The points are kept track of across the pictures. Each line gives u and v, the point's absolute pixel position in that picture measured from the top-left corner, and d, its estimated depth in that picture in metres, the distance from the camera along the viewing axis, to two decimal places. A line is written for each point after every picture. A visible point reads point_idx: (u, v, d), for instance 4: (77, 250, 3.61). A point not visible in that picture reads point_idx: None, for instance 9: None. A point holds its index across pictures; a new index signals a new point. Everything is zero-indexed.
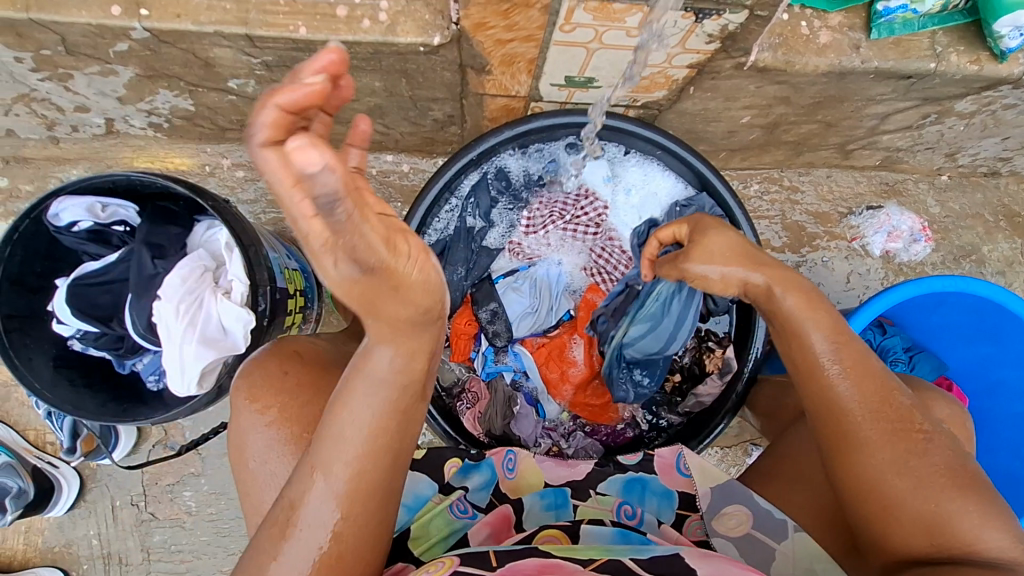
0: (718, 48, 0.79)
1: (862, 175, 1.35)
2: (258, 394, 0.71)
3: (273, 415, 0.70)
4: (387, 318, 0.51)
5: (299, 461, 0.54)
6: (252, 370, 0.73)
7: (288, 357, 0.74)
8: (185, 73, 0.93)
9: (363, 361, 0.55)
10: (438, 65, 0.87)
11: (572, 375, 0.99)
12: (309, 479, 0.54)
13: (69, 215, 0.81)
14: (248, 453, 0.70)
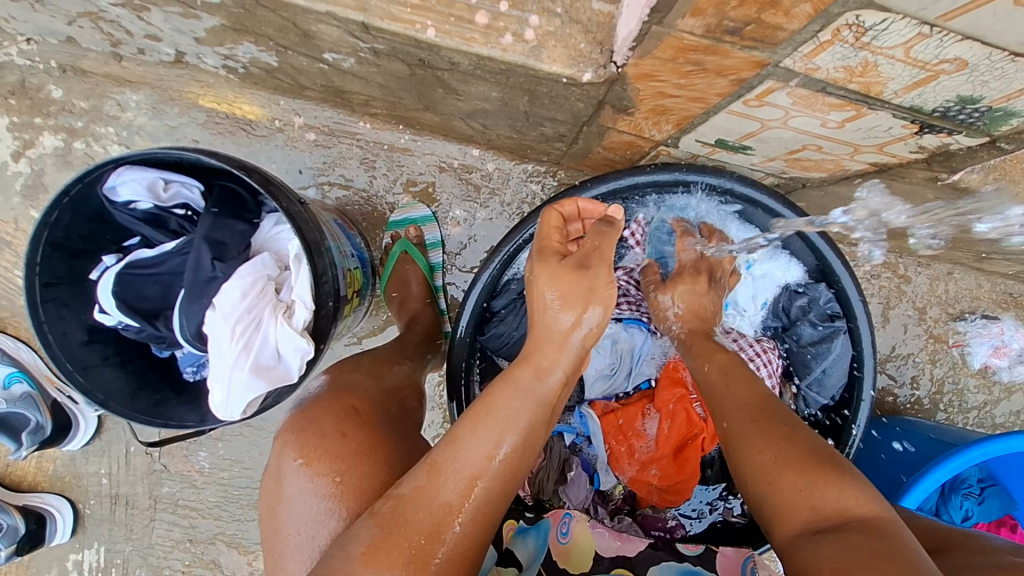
0: (922, 159, 0.65)
1: (986, 279, 1.20)
2: (312, 454, 0.61)
3: (325, 486, 0.59)
4: (517, 401, 0.59)
5: (371, 531, 0.52)
6: (310, 417, 0.64)
7: (345, 416, 0.65)
8: (278, 36, 0.79)
9: (469, 442, 0.55)
10: (574, 95, 0.73)
11: (638, 450, 0.90)
12: (374, 549, 0.51)
13: (127, 191, 0.71)
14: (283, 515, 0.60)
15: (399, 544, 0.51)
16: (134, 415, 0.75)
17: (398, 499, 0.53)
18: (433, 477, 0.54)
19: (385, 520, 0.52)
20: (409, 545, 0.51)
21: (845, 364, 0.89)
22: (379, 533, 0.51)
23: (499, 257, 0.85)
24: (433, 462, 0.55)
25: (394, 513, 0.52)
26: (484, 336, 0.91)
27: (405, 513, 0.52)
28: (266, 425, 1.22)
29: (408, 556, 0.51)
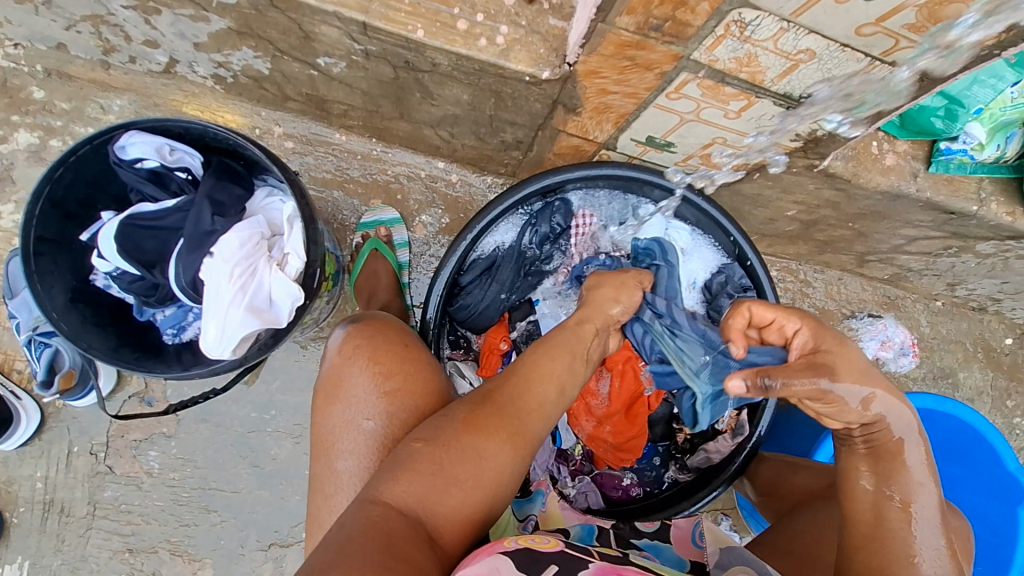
0: (800, 147, 0.85)
1: (869, 284, 1.43)
2: (381, 357, 0.76)
3: (394, 382, 0.74)
4: (561, 346, 0.77)
5: (462, 406, 0.69)
6: (373, 334, 0.79)
7: (405, 333, 0.81)
8: (279, 39, 0.92)
9: (533, 363, 0.74)
10: (534, 95, 0.89)
11: (594, 407, 1.03)
12: (468, 417, 0.68)
13: (136, 150, 0.78)
14: (354, 406, 0.73)
15: (490, 413, 0.68)
16: (120, 362, 0.79)
17: (485, 391, 0.71)
18: (506, 380, 0.72)
19: (475, 403, 0.69)
20: (497, 415, 0.68)
21: None
22: (475, 406, 0.68)
23: (463, 241, 0.95)
24: (508, 371, 0.74)
25: (482, 399, 0.70)
26: (452, 307, 1.01)
27: (485, 398, 0.70)
28: (225, 421, 1.23)
29: (499, 424, 0.68)
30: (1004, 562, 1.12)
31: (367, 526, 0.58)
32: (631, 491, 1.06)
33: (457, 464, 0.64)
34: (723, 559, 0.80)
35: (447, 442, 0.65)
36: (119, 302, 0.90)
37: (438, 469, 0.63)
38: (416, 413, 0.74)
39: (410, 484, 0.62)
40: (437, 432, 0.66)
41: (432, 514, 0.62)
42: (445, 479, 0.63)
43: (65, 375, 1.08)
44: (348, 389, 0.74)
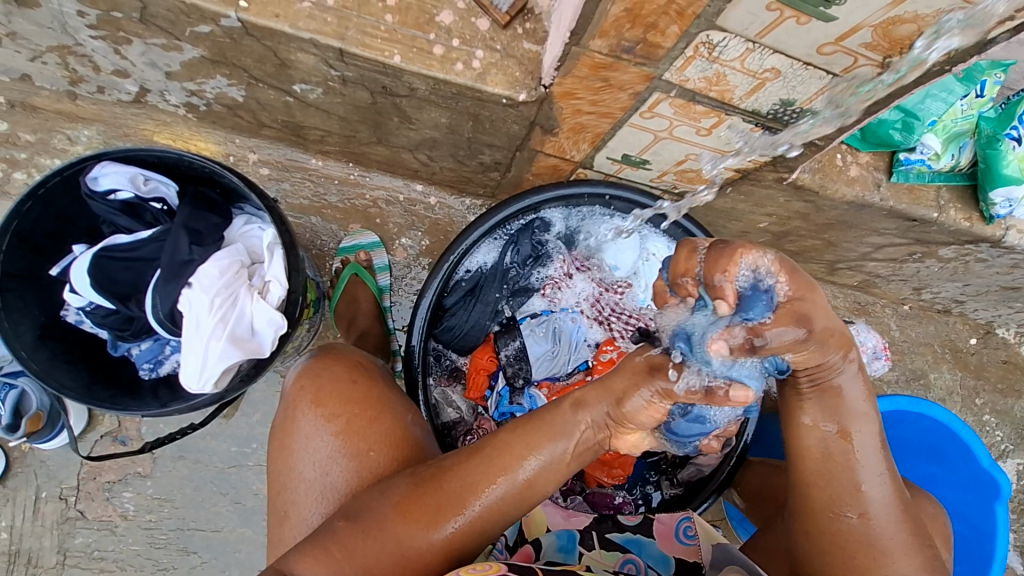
0: (769, 161, 0.88)
1: (840, 292, 1.48)
2: (326, 400, 0.71)
3: (338, 424, 0.70)
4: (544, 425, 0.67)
5: (404, 484, 0.65)
6: (321, 372, 0.74)
7: (356, 367, 0.76)
8: (254, 67, 0.92)
9: (508, 455, 0.66)
10: (510, 117, 0.91)
11: None
12: (403, 501, 0.63)
13: (109, 181, 0.77)
14: (295, 456, 0.70)
15: (426, 502, 0.63)
16: (90, 401, 0.75)
17: (437, 473, 0.66)
18: (462, 465, 0.66)
19: (418, 488, 0.65)
20: (435, 506, 0.63)
21: None
22: (414, 490, 0.64)
23: (444, 263, 0.96)
24: (475, 449, 0.68)
25: (427, 483, 0.65)
26: (438, 328, 1.01)
27: (429, 483, 0.65)
28: (203, 457, 1.17)
29: (434, 514, 0.63)
30: (980, 560, 1.15)
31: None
32: (624, 509, 1.05)
33: (371, 554, 0.61)
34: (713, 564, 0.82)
35: (369, 525, 0.62)
36: (89, 338, 0.86)
37: (349, 552, 0.61)
38: (358, 459, 0.69)
39: (316, 563, 0.60)
40: (370, 510, 0.64)
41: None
42: (356, 566, 0.60)
43: (32, 418, 1.02)
44: (295, 436, 0.71)
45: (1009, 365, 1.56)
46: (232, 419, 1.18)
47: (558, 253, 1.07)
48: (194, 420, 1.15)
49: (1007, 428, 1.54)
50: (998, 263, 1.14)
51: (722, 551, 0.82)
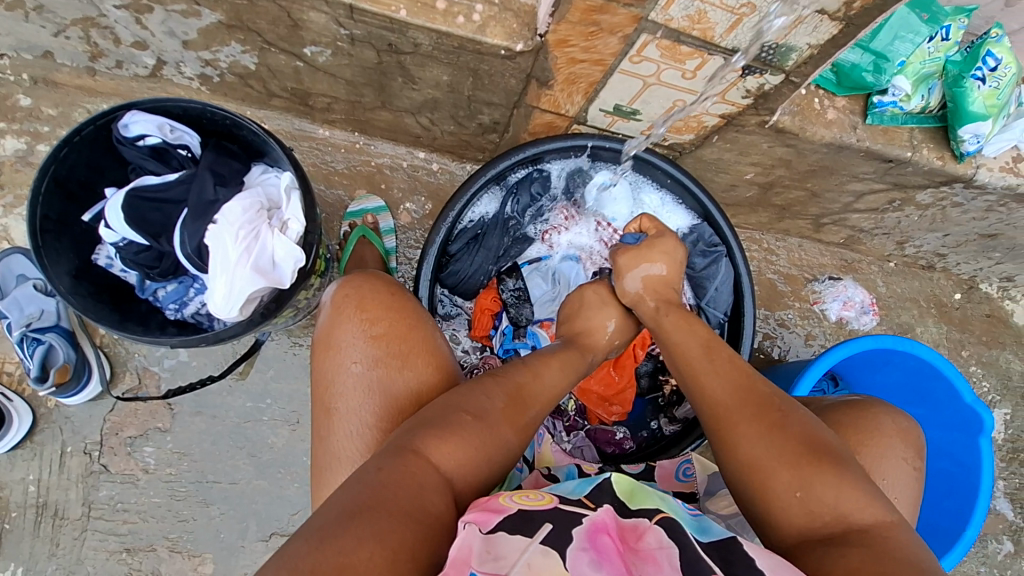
0: (751, 103, 0.94)
1: (827, 250, 1.54)
2: (369, 306, 0.78)
3: (381, 328, 0.77)
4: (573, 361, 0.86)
5: (498, 392, 0.72)
6: (362, 284, 0.81)
7: (394, 283, 0.83)
8: (268, 30, 0.98)
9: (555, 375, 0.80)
10: (509, 70, 0.97)
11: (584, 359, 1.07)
12: (505, 407, 0.71)
13: (139, 128, 0.83)
14: (345, 354, 0.76)
15: (519, 409, 0.72)
16: (121, 331, 0.81)
17: (511, 384, 0.75)
18: (530, 380, 0.77)
19: (510, 398, 0.73)
20: (522, 411, 0.73)
21: (730, 281, 1.09)
22: (512, 395, 0.72)
23: (449, 212, 1.01)
24: (535, 369, 0.79)
25: (509, 391, 0.73)
26: (444, 273, 1.06)
27: (507, 389, 0.74)
28: (220, 412, 1.22)
29: (523, 416, 0.73)
30: (967, 491, 1.20)
31: (407, 480, 0.59)
32: (625, 445, 1.08)
33: (490, 448, 0.67)
34: (708, 491, 0.86)
35: (490, 423, 0.68)
36: (119, 283, 0.92)
37: (480, 443, 0.66)
38: (402, 359, 0.76)
39: (453, 451, 0.64)
40: (474, 408, 0.69)
41: (464, 485, 0.64)
42: (482, 457, 0.66)
43: (60, 369, 1.07)
44: (340, 337, 0.77)
45: (993, 319, 1.62)
46: (248, 376, 1.23)
47: (555, 203, 1.13)
48: (211, 374, 1.20)
49: (993, 379, 1.60)
50: (973, 207, 1.20)
51: (720, 478, 0.86)
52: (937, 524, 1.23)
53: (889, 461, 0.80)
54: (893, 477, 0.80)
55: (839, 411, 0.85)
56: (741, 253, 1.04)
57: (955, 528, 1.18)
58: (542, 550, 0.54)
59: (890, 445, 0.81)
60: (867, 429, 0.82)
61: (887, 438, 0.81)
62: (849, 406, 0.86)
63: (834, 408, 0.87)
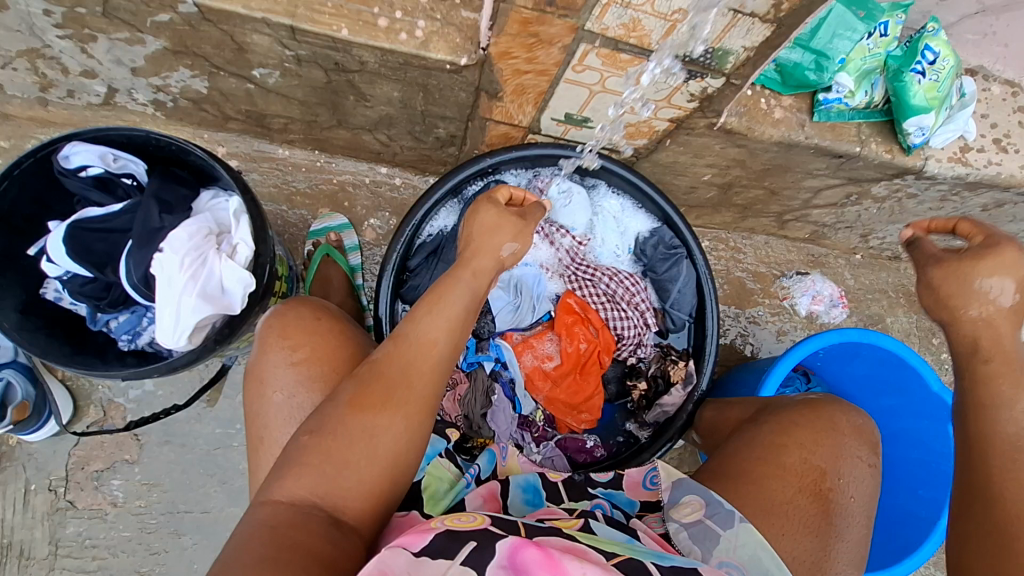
0: (697, 107, 0.95)
1: (794, 246, 1.55)
2: (291, 332, 0.80)
3: (303, 353, 0.79)
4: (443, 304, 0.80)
5: (349, 384, 0.72)
6: (287, 311, 0.82)
7: (319, 308, 0.84)
8: (214, 54, 0.98)
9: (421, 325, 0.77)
10: (457, 84, 0.98)
11: (548, 370, 1.07)
12: (358, 395, 0.71)
13: (80, 159, 0.82)
14: (268, 385, 0.78)
15: (376, 389, 0.71)
16: (73, 366, 0.80)
17: (372, 367, 0.74)
18: (393, 349, 0.75)
19: (366, 384, 0.72)
20: (384, 389, 0.71)
21: (692, 282, 1.09)
22: (359, 385, 0.71)
23: (406, 228, 1.01)
24: (401, 336, 0.76)
25: (368, 378, 0.72)
26: (404, 289, 1.06)
27: (364, 374, 0.73)
28: (189, 440, 1.19)
29: (383, 398, 0.71)
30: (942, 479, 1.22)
31: (259, 528, 0.62)
32: (596, 453, 1.07)
33: (345, 448, 0.68)
34: (672, 499, 0.82)
35: (333, 429, 0.69)
36: (70, 315, 0.90)
37: (326, 457, 0.67)
38: (324, 378, 0.78)
39: (300, 478, 0.66)
40: (328, 416, 0.70)
41: (331, 502, 0.66)
42: (335, 465, 0.67)
43: (19, 406, 1.05)
44: (264, 368, 0.79)
45: None
46: (216, 403, 1.21)
47: None
48: (177, 403, 1.18)
49: None
50: (927, 197, 1.22)
51: (682, 486, 0.83)
52: (909, 513, 1.25)
53: (846, 460, 0.82)
54: (849, 475, 0.82)
55: (795, 412, 0.87)
56: (701, 254, 1.04)
57: (934, 516, 1.19)
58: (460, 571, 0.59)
59: (843, 444, 0.84)
60: (820, 429, 0.85)
61: (843, 437, 0.84)
62: (808, 408, 0.87)
63: (791, 409, 0.88)
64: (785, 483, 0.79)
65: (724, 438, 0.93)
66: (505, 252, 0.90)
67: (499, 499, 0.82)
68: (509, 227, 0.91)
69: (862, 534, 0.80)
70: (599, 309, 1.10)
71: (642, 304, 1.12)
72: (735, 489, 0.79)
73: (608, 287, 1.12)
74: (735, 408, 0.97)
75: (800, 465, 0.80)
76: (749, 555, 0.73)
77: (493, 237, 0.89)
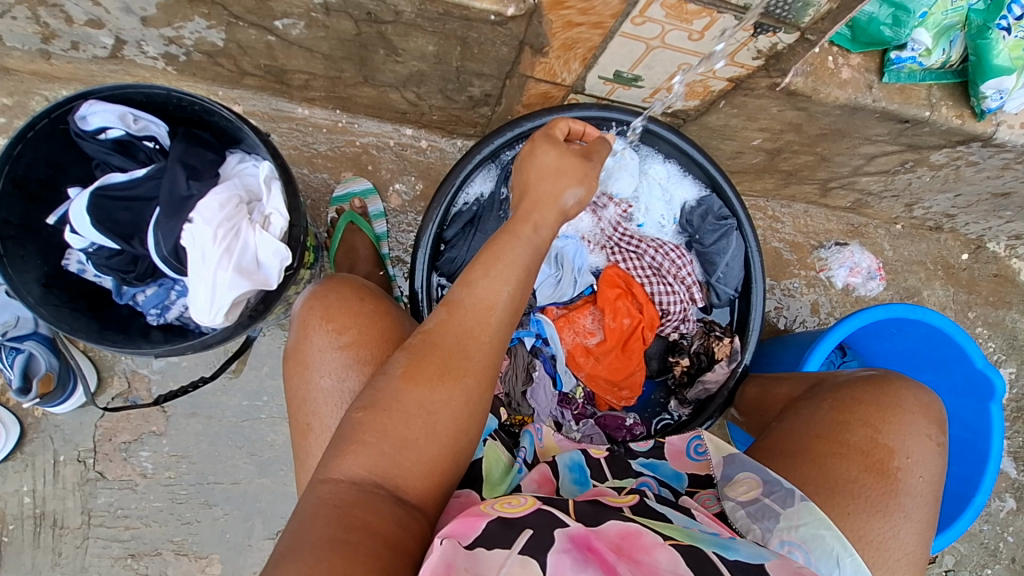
0: (762, 65, 0.88)
1: (833, 215, 1.49)
2: (334, 314, 0.77)
3: (350, 336, 0.76)
4: (498, 265, 0.74)
5: (401, 355, 0.70)
6: (327, 292, 0.80)
7: (362, 289, 0.82)
8: (234, 1, 0.90)
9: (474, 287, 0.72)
10: (500, 37, 0.90)
11: (590, 346, 1.03)
12: (413, 367, 0.68)
13: (99, 120, 0.75)
14: (313, 368, 0.76)
15: (433, 360, 0.68)
16: (104, 343, 0.75)
17: (426, 337, 0.71)
18: (446, 315, 0.72)
19: (419, 358, 0.69)
20: (441, 361, 0.69)
21: (741, 254, 1.04)
22: (413, 357, 0.68)
23: (444, 196, 0.95)
24: (453, 301, 0.72)
25: (420, 352, 0.69)
26: (440, 261, 1.00)
27: (417, 345, 0.70)
28: (216, 412, 1.17)
29: (439, 372, 0.68)
30: (977, 457, 1.19)
31: (323, 507, 0.60)
32: (636, 430, 1.03)
33: (402, 426, 0.65)
34: (725, 475, 0.80)
35: (388, 405, 0.66)
36: (95, 288, 0.86)
37: (382, 434, 0.65)
38: (374, 362, 0.76)
39: (359, 455, 0.64)
40: (383, 391, 0.67)
41: (392, 480, 0.64)
42: (394, 443, 0.65)
43: (42, 379, 1.02)
44: (308, 351, 0.76)
45: (1000, 278, 1.59)
46: (242, 373, 1.18)
47: None
48: (203, 374, 1.14)
49: (999, 339, 1.58)
50: (988, 166, 1.15)
51: (734, 461, 0.80)
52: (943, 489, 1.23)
53: (913, 438, 0.76)
54: (919, 453, 0.76)
55: (856, 387, 0.82)
56: (751, 224, 0.99)
57: (966, 493, 1.17)
58: (520, 560, 0.57)
59: (911, 421, 0.78)
60: (885, 406, 0.78)
61: (911, 414, 0.78)
62: (870, 382, 0.82)
63: (852, 385, 0.83)
64: (849, 462, 0.74)
65: (775, 417, 0.90)
66: (569, 200, 0.84)
67: (551, 482, 0.79)
68: (563, 174, 0.83)
69: (933, 512, 0.74)
70: (640, 282, 1.05)
71: (686, 278, 1.06)
72: (796, 468, 0.76)
73: (654, 259, 1.07)
74: (785, 384, 0.92)
75: (864, 442, 0.75)
76: (813, 535, 0.69)
77: (557, 181, 0.83)
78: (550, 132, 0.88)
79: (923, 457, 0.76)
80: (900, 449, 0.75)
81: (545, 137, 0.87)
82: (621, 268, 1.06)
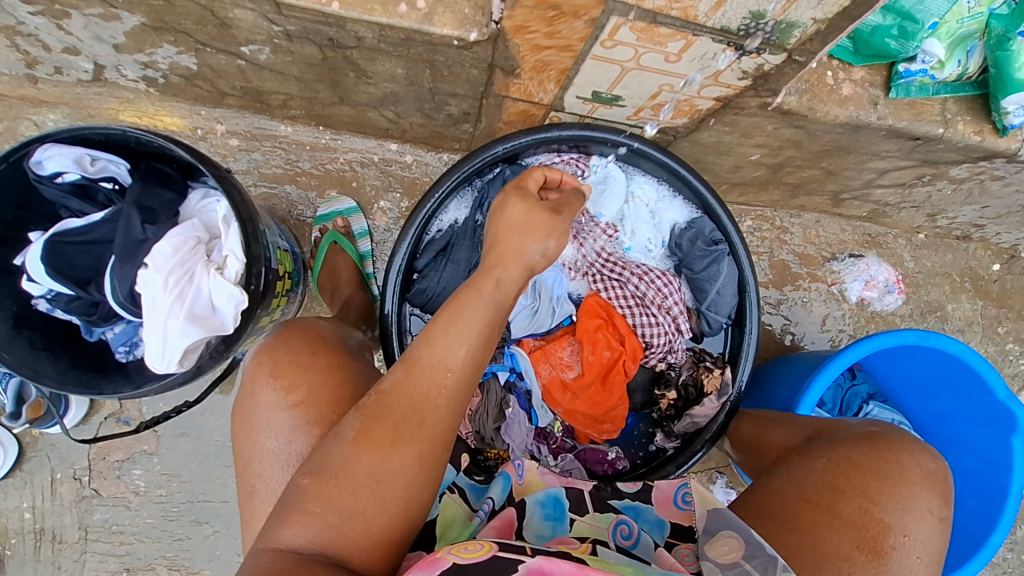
0: (749, 85, 0.81)
1: (848, 224, 1.39)
2: (284, 371, 0.75)
3: (299, 394, 0.74)
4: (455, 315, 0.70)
5: (352, 417, 0.67)
6: (278, 346, 0.77)
7: (315, 340, 0.79)
8: (196, 30, 0.88)
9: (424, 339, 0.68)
10: (468, 60, 0.85)
11: (569, 381, 0.99)
12: (363, 433, 0.65)
13: (54, 164, 0.74)
14: (259, 431, 0.73)
15: (384, 426, 0.65)
16: (66, 387, 0.75)
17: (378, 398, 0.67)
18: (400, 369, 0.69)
19: (370, 422, 0.65)
20: (394, 426, 0.65)
21: (733, 281, 0.97)
22: (365, 420, 0.65)
23: (413, 226, 0.92)
24: (410, 360, 0.68)
25: (371, 416, 0.66)
26: (411, 293, 0.97)
27: (369, 406, 0.67)
28: (205, 433, 1.18)
29: (390, 438, 0.65)
30: (996, 493, 1.10)
31: None
32: (617, 464, 1.03)
33: (349, 495, 0.63)
34: (706, 529, 0.74)
35: (335, 473, 0.63)
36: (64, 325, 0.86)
37: (328, 504, 0.62)
38: (324, 423, 0.73)
39: (301, 525, 0.61)
40: (330, 459, 0.64)
41: (335, 550, 0.61)
42: (339, 513, 0.62)
43: (33, 404, 1.06)
44: (255, 411, 0.74)
45: None
46: (230, 394, 1.19)
47: None
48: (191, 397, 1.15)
49: None
50: (1016, 179, 1.05)
51: (718, 515, 0.74)
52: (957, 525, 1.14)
53: (913, 514, 0.70)
54: (917, 532, 0.69)
55: (854, 448, 0.76)
56: (745, 248, 0.92)
57: (982, 532, 1.09)
58: None
59: (914, 493, 0.71)
60: (886, 473, 0.72)
61: (913, 485, 0.72)
62: (870, 442, 0.76)
63: (850, 442, 0.77)
64: (842, 535, 0.69)
65: (768, 466, 0.84)
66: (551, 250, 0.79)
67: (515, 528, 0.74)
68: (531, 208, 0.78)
69: None
70: (624, 312, 1.01)
71: (673, 307, 1.01)
72: (783, 537, 0.71)
73: (638, 287, 1.02)
74: (780, 429, 0.87)
75: (859, 515, 0.70)
76: None
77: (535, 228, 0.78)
78: (522, 183, 0.83)
79: (920, 534, 0.70)
80: (897, 525, 0.69)
81: (516, 189, 0.81)
82: (604, 297, 1.02)
